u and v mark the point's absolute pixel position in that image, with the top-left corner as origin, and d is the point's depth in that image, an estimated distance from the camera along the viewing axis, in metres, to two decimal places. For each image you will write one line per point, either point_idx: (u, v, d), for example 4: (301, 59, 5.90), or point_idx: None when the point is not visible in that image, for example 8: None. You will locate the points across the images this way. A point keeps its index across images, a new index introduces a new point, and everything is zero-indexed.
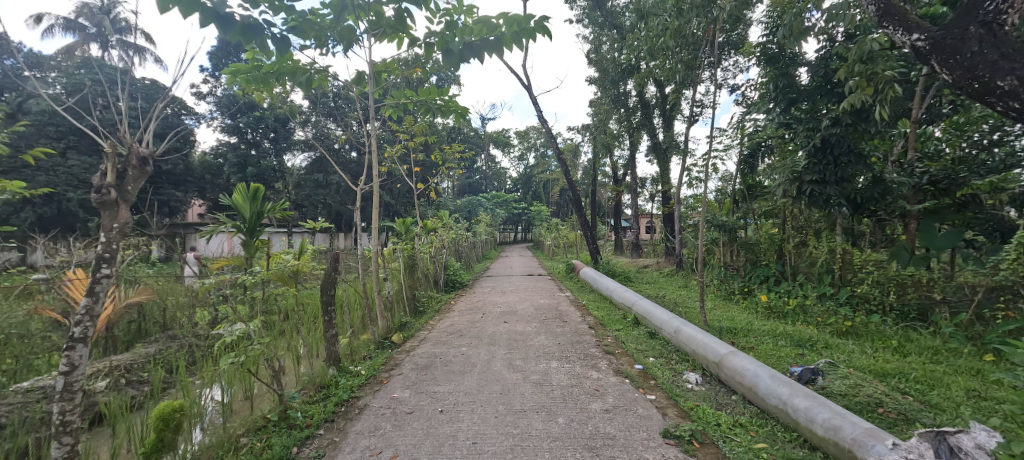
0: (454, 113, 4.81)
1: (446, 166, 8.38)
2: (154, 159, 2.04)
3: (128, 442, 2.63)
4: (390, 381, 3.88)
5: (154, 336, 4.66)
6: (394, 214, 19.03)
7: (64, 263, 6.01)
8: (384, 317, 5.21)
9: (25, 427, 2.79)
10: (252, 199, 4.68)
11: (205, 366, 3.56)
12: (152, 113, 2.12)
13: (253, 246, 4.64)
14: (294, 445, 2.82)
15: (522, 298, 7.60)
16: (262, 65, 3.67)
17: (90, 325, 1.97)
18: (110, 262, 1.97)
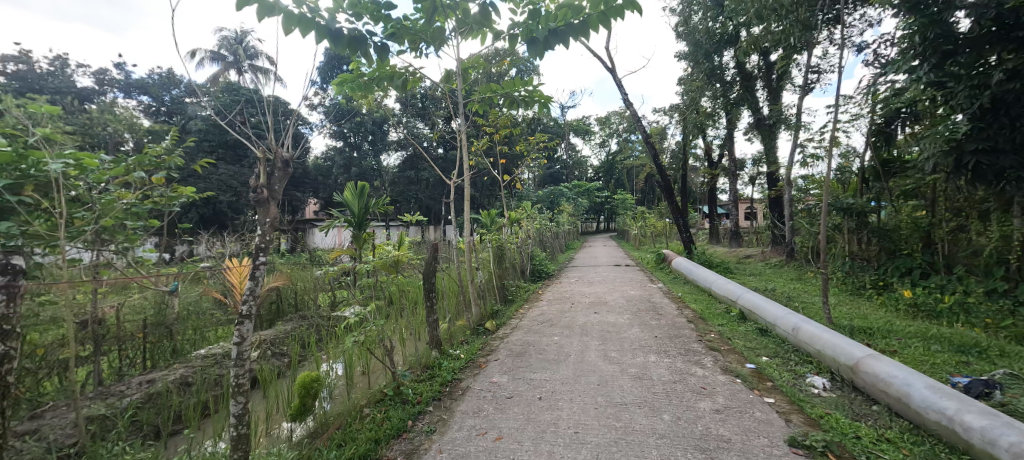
0: (539, 102, 4.81)
1: (530, 156, 8.38)
2: (294, 162, 2.36)
3: (278, 404, 3.09)
4: (488, 366, 4.06)
5: (289, 315, 5.42)
6: (480, 205, 19.71)
7: (219, 254, 7.25)
8: (478, 304, 5.44)
9: (205, 386, 3.44)
10: (360, 195, 5.19)
11: (331, 344, 4.03)
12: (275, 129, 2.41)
13: (362, 238, 5.11)
14: (409, 419, 3.09)
15: (612, 289, 7.38)
16: (365, 72, 4.01)
17: (254, 304, 2.32)
18: (264, 252, 2.30)
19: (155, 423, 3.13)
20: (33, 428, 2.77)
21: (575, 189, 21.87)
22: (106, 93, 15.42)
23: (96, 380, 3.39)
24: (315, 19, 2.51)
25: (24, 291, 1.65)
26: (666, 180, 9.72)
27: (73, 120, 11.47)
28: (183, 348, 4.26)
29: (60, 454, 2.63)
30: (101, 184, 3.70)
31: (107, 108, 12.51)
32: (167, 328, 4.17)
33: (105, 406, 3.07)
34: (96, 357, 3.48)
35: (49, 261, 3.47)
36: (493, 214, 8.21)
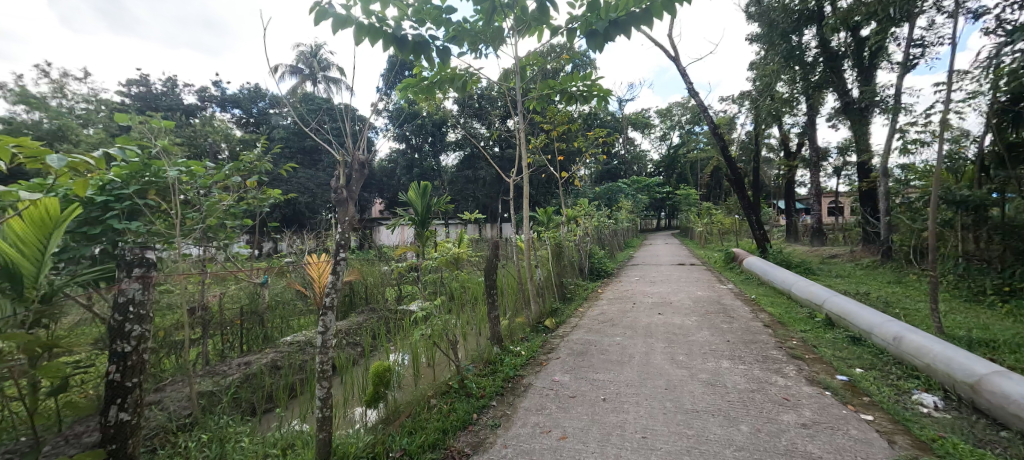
0: (597, 96, 4.68)
1: (588, 152, 8.19)
2: (367, 163, 2.50)
3: (354, 390, 3.30)
4: (549, 364, 4.04)
5: (361, 307, 5.77)
6: (536, 203, 19.70)
7: (298, 251, 7.88)
8: (537, 302, 5.43)
9: (291, 370, 3.77)
10: (423, 195, 5.31)
11: (399, 336, 4.22)
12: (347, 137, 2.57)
13: (425, 235, 5.28)
14: (474, 412, 3.16)
15: (677, 289, 7.04)
16: (427, 76, 4.15)
17: (335, 296, 2.49)
18: (344, 248, 2.47)
19: (251, 401, 3.48)
20: (158, 399, 3.20)
21: (635, 185, 21.14)
22: (206, 107, 17.37)
23: (204, 360, 3.85)
24: (383, 28, 2.64)
25: (156, 283, 1.87)
26: (737, 174, 9.07)
27: (181, 133, 13.05)
28: (272, 335, 4.70)
29: (178, 424, 3.02)
30: (207, 187, 4.18)
31: (208, 122, 14.09)
32: (258, 316, 4.62)
33: (212, 383, 3.48)
34: (204, 339, 3.94)
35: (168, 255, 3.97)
36: (550, 212, 8.15)
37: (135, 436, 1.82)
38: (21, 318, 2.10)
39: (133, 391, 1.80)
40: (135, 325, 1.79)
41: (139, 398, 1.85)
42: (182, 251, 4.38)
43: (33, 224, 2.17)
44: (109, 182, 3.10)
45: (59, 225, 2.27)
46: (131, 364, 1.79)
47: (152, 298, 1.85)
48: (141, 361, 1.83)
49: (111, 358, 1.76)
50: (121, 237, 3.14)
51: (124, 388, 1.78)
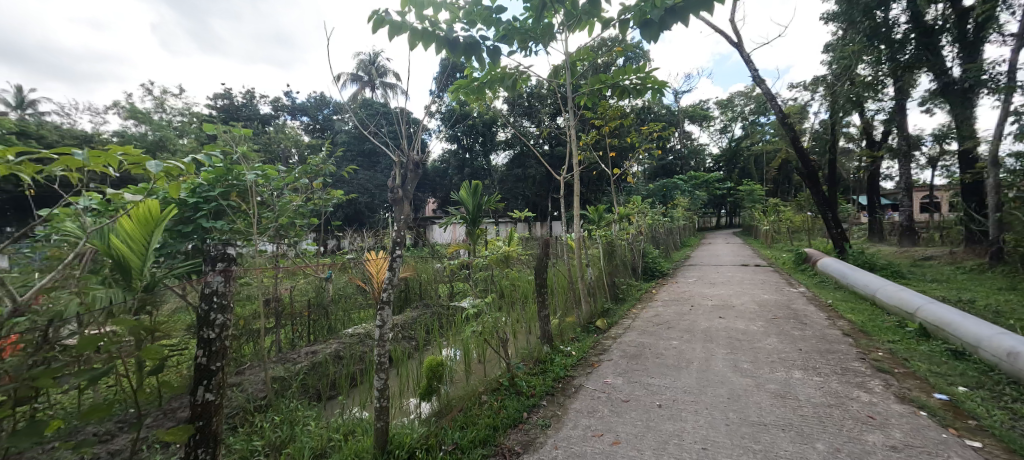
0: (651, 89, 4.47)
1: (643, 147, 7.88)
2: (422, 163, 2.56)
3: (409, 382, 3.39)
4: (601, 366, 3.93)
5: (416, 303, 5.95)
6: (588, 200, 19.34)
7: (358, 248, 8.27)
8: (588, 302, 5.31)
9: (351, 360, 3.97)
10: (474, 193, 5.29)
11: (451, 332, 4.28)
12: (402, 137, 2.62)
13: (476, 234, 5.32)
14: (524, 410, 3.14)
15: (740, 292, 6.59)
16: (478, 76, 4.16)
17: (391, 292, 2.55)
18: (400, 247, 2.53)
19: (317, 388, 3.70)
20: (239, 381, 3.51)
21: (693, 181, 20.14)
22: (279, 116, 18.82)
23: (277, 348, 4.15)
24: (435, 32, 2.68)
25: (236, 276, 2.01)
26: (810, 168, 8.33)
27: (258, 140, 14.24)
28: (335, 327, 4.98)
29: (255, 404, 3.30)
30: (279, 189, 4.51)
31: (280, 129, 15.26)
32: (322, 308, 4.95)
33: (283, 369, 3.73)
34: (277, 329, 4.25)
35: (246, 251, 4.32)
36: (601, 210, 7.94)
37: (218, 414, 1.97)
38: (130, 306, 2.25)
39: (217, 373, 1.94)
40: (218, 314, 1.92)
41: (221, 380, 1.99)
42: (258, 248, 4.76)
43: (138, 223, 2.38)
44: (197, 188, 3.59)
45: (158, 222, 2.43)
46: (216, 348, 1.92)
47: (233, 289, 1.98)
48: (224, 346, 1.97)
49: (199, 343, 1.90)
50: (207, 236, 3.63)
51: (209, 371, 1.92)
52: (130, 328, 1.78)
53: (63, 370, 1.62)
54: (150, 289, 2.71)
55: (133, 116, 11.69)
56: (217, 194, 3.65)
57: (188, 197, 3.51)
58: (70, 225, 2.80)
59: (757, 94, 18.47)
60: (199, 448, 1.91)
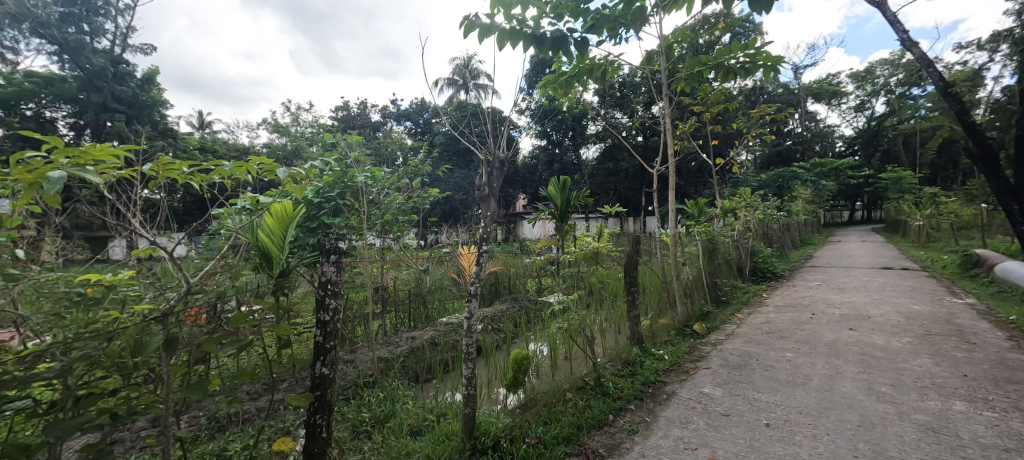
0: (764, 67, 3.91)
1: (751, 135, 7.07)
2: (510, 161, 2.52)
3: (496, 374, 3.39)
4: (697, 373, 3.56)
5: (506, 296, 5.99)
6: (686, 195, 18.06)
7: (456, 242, 8.64)
8: (685, 303, 4.88)
9: (446, 348, 4.11)
10: (562, 189, 5.10)
11: (539, 327, 4.21)
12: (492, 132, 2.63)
13: (564, 230, 5.10)
14: (610, 413, 2.93)
15: (879, 301, 5.58)
16: (566, 71, 3.99)
17: (481, 285, 2.52)
18: (487, 241, 2.49)
19: (415, 371, 3.89)
20: (352, 359, 3.89)
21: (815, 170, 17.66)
22: (386, 123, 20.65)
23: (383, 331, 4.48)
24: (523, 30, 2.57)
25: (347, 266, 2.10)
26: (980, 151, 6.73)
27: (372, 144, 15.81)
28: (433, 315, 5.23)
29: (363, 380, 3.60)
30: (384, 188, 4.89)
31: (386, 134, 16.69)
32: (423, 297, 5.20)
33: (387, 352, 3.99)
34: (382, 314, 4.58)
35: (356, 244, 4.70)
36: (702, 204, 7.29)
37: (332, 388, 2.08)
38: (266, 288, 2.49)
39: (331, 352, 2.06)
40: (332, 300, 2.03)
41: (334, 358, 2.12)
42: (368, 242, 5.20)
43: (277, 219, 2.75)
44: (320, 189, 4.22)
45: (292, 219, 2.76)
46: (330, 329, 2.04)
47: (344, 278, 2.08)
48: (337, 328, 2.09)
49: (316, 324, 2.03)
50: (329, 231, 4.17)
51: (325, 348, 2.04)
52: (269, 307, 1.95)
53: (224, 339, 1.78)
54: (286, 275, 3.02)
55: (273, 130, 13.75)
56: (336, 194, 4.23)
57: (313, 197, 4.14)
58: (230, 220, 3.24)
59: (907, 63, 15.41)
60: (317, 414, 2.03)
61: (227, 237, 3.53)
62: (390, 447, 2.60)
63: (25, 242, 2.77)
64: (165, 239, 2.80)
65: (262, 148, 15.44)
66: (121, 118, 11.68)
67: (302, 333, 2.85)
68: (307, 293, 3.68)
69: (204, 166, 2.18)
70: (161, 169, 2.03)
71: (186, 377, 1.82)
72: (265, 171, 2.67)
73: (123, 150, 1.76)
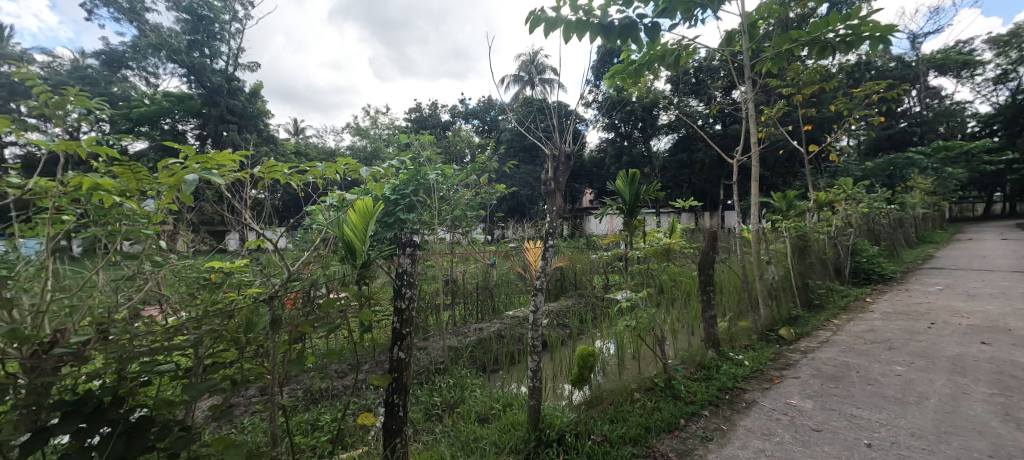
0: (868, 40, 3.48)
1: (851, 118, 6.33)
2: (577, 154, 2.55)
3: (562, 369, 3.42)
4: (783, 383, 3.32)
5: (572, 292, 6.00)
6: (772, 187, 16.60)
7: (524, 237, 8.76)
8: (768, 305, 4.55)
9: (512, 341, 4.24)
10: (631, 183, 4.99)
11: (606, 324, 4.17)
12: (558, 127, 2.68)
13: (633, 225, 4.95)
14: (681, 417, 2.84)
15: (1020, 312, 4.76)
16: (635, 59, 3.86)
17: (546, 280, 2.57)
18: (553, 236, 2.53)
19: (483, 361, 4.05)
20: (425, 346, 4.16)
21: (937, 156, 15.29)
22: (455, 121, 21.40)
23: (453, 322, 4.73)
24: (590, 20, 2.55)
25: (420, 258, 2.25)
26: None
27: (441, 144, 16.47)
28: (499, 308, 5.41)
29: (435, 366, 3.83)
30: (454, 185, 5.14)
31: (455, 132, 17.30)
32: (489, 290, 5.40)
33: (457, 341, 4.20)
34: (452, 306, 4.82)
35: (430, 239, 4.97)
36: (791, 196, 6.68)
37: (407, 371, 2.24)
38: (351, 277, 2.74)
39: (406, 337, 2.22)
40: (408, 290, 2.20)
41: (410, 345, 2.28)
42: (438, 236, 5.49)
43: (359, 215, 3.05)
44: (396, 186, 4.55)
45: (372, 215, 3.03)
46: (406, 317, 2.21)
47: (418, 269, 2.24)
48: (412, 315, 2.25)
49: (394, 312, 2.22)
50: (405, 225, 4.45)
51: (401, 334, 2.22)
52: (353, 295, 2.15)
53: (318, 323, 2.03)
54: (366, 265, 3.30)
55: (355, 133, 14.86)
56: (410, 191, 4.54)
57: (390, 194, 4.46)
58: (321, 216, 3.60)
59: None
60: (394, 394, 2.21)
61: (319, 231, 3.92)
62: (460, 431, 2.76)
63: (165, 236, 3.30)
64: (270, 232, 3.20)
65: (346, 150, 16.77)
66: (233, 128, 13.34)
67: (383, 319, 3.12)
68: (385, 283, 3.99)
69: (301, 167, 2.46)
70: (267, 171, 2.32)
71: (288, 356, 2.08)
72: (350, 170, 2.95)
73: (238, 156, 2.05)
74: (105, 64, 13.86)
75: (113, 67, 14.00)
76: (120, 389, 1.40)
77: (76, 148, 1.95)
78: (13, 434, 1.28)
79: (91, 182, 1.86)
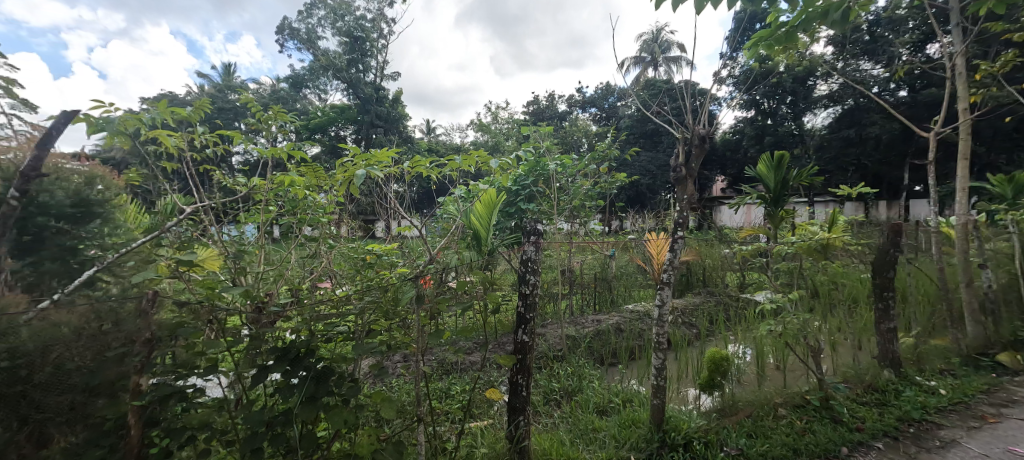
0: None
1: None
2: (713, 137, 2.38)
3: (689, 371, 3.22)
4: (999, 424, 2.61)
5: (698, 289, 5.58)
6: (983, 168, 12.95)
7: (644, 228, 8.39)
8: (978, 322, 3.59)
9: (633, 335, 4.14)
10: (778, 166, 4.36)
11: (741, 326, 3.78)
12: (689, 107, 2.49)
13: (778, 217, 4.33)
14: (843, 445, 2.43)
15: None
16: (785, 22, 3.28)
17: (674, 273, 2.45)
18: (684, 227, 2.41)
19: (601, 353, 4.04)
20: (545, 332, 4.30)
21: None
22: (573, 111, 21.28)
23: (571, 311, 4.80)
24: None
25: (544, 246, 2.33)
26: None
27: (558, 134, 16.56)
28: (618, 301, 5.32)
29: (554, 353, 3.93)
30: (573, 175, 5.15)
31: (573, 122, 17.20)
32: (607, 282, 5.33)
33: (575, 331, 4.25)
34: (570, 296, 4.89)
35: (550, 230, 5.08)
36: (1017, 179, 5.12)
37: (531, 354, 2.35)
38: (481, 262, 2.94)
39: (530, 322, 2.33)
40: (531, 276, 2.30)
41: (535, 333, 2.38)
42: (556, 226, 5.58)
43: (484, 205, 3.27)
44: (517, 177, 4.79)
45: (495, 206, 3.22)
46: (530, 301, 2.32)
47: (542, 257, 2.32)
48: (535, 301, 2.34)
49: (519, 296, 2.34)
50: (525, 215, 4.64)
51: (526, 318, 2.33)
52: (483, 278, 2.31)
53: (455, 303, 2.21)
54: (491, 252, 3.51)
55: (478, 129, 15.78)
56: (531, 182, 4.75)
57: (512, 185, 4.73)
58: (453, 207, 3.94)
59: None
60: (518, 375, 2.33)
61: (451, 220, 4.31)
62: (579, 419, 2.80)
63: (335, 224, 3.97)
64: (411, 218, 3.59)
65: (470, 145, 17.97)
66: (380, 132, 15.32)
67: (507, 303, 3.31)
68: (507, 270, 4.21)
69: (440, 161, 2.72)
70: (413, 165, 2.63)
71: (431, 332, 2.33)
72: (480, 163, 3.15)
73: (391, 152, 2.35)
74: (291, 85, 17.11)
75: (296, 87, 17.20)
76: (312, 343, 1.74)
77: (279, 151, 2.49)
78: (245, 367, 1.68)
79: (289, 178, 2.35)
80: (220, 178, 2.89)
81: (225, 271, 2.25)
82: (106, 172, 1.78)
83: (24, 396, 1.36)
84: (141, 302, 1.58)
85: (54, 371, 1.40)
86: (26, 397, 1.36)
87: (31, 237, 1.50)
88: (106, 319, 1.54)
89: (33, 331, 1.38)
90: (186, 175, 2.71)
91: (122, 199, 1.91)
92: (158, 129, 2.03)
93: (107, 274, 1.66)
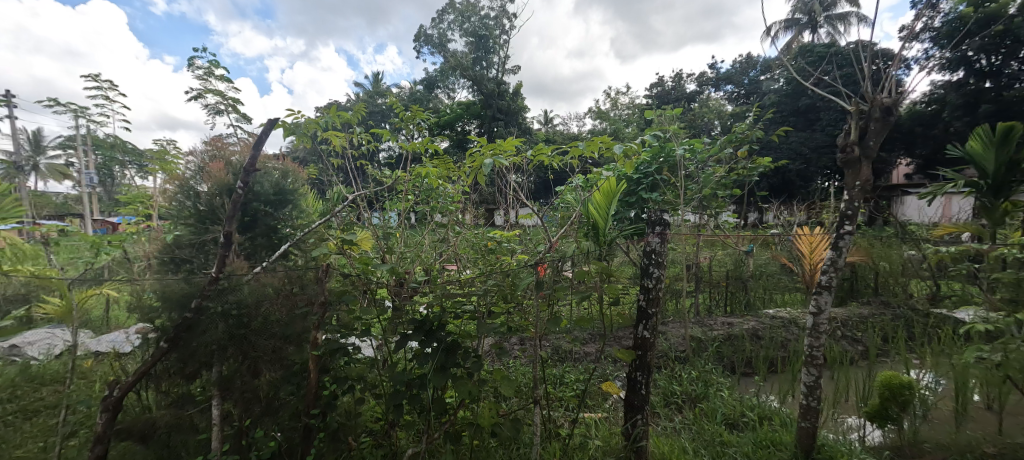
0: None
1: None
2: (901, 107, 1.94)
3: (853, 394, 2.70)
4: None
5: (866, 297, 4.63)
6: None
7: (791, 221, 7.22)
8: None
9: (773, 345, 3.62)
10: (1004, 143, 3.28)
11: (930, 350, 3.02)
12: (866, 72, 2.03)
13: (998, 211, 3.30)
14: None
15: None
16: None
17: (834, 275, 2.07)
18: (852, 220, 2.01)
19: (732, 360, 3.63)
20: (665, 331, 4.03)
21: None
22: (704, 91, 19.29)
23: (696, 311, 4.41)
24: None
25: (670, 238, 2.17)
26: None
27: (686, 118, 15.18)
28: (755, 303, 4.72)
29: (676, 354, 3.66)
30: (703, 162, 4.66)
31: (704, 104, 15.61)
32: (741, 281, 4.76)
33: (701, 332, 3.90)
34: (696, 294, 4.49)
35: (675, 221, 4.70)
36: None
37: (653, 351, 2.21)
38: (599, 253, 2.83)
39: (652, 318, 2.19)
40: (655, 269, 2.16)
41: (656, 331, 2.23)
42: (682, 217, 5.14)
43: (603, 195, 3.07)
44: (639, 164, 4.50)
45: (614, 195, 3.01)
46: (653, 296, 2.18)
47: (667, 249, 2.16)
48: (659, 296, 2.19)
49: (641, 289, 2.22)
50: (646, 204, 4.39)
51: (647, 314, 2.20)
52: (601, 271, 2.21)
53: (574, 293, 2.16)
54: (610, 243, 3.36)
55: (597, 116, 15.35)
56: (653, 169, 4.40)
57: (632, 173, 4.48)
58: (571, 196, 3.89)
59: None
60: (637, 372, 2.22)
61: (568, 209, 4.26)
62: (703, 429, 2.57)
63: (464, 212, 4.25)
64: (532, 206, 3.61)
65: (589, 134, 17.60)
66: (500, 124, 15.96)
67: (625, 297, 3.15)
68: (625, 262, 4.03)
69: (563, 148, 2.69)
70: (536, 153, 2.65)
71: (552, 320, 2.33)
72: (602, 149, 3.02)
73: (516, 141, 2.41)
74: (425, 86, 18.80)
75: (429, 88, 18.85)
76: (443, 318, 1.89)
77: (418, 145, 2.74)
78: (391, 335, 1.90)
79: (427, 169, 2.58)
80: (373, 171, 3.32)
81: (376, 249, 2.59)
82: (295, 167, 2.19)
83: (246, 337, 1.80)
84: (317, 273, 1.85)
85: (264, 321, 1.81)
86: (246, 338, 1.80)
87: (249, 218, 1.95)
88: (296, 283, 1.88)
89: (250, 289, 1.78)
90: (347, 169, 3.16)
91: (305, 188, 2.32)
92: (329, 130, 2.40)
93: (295, 249, 2.05)
